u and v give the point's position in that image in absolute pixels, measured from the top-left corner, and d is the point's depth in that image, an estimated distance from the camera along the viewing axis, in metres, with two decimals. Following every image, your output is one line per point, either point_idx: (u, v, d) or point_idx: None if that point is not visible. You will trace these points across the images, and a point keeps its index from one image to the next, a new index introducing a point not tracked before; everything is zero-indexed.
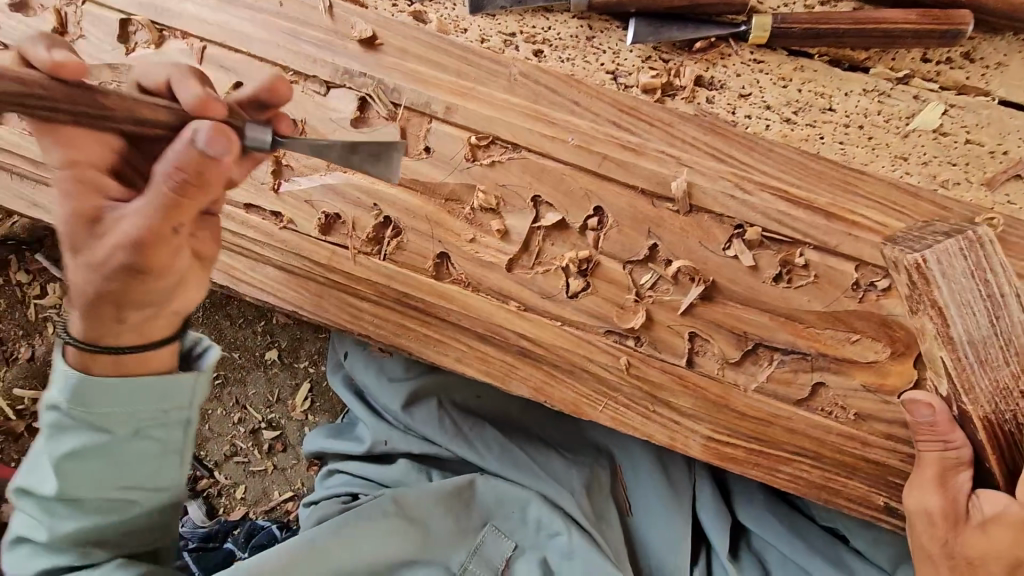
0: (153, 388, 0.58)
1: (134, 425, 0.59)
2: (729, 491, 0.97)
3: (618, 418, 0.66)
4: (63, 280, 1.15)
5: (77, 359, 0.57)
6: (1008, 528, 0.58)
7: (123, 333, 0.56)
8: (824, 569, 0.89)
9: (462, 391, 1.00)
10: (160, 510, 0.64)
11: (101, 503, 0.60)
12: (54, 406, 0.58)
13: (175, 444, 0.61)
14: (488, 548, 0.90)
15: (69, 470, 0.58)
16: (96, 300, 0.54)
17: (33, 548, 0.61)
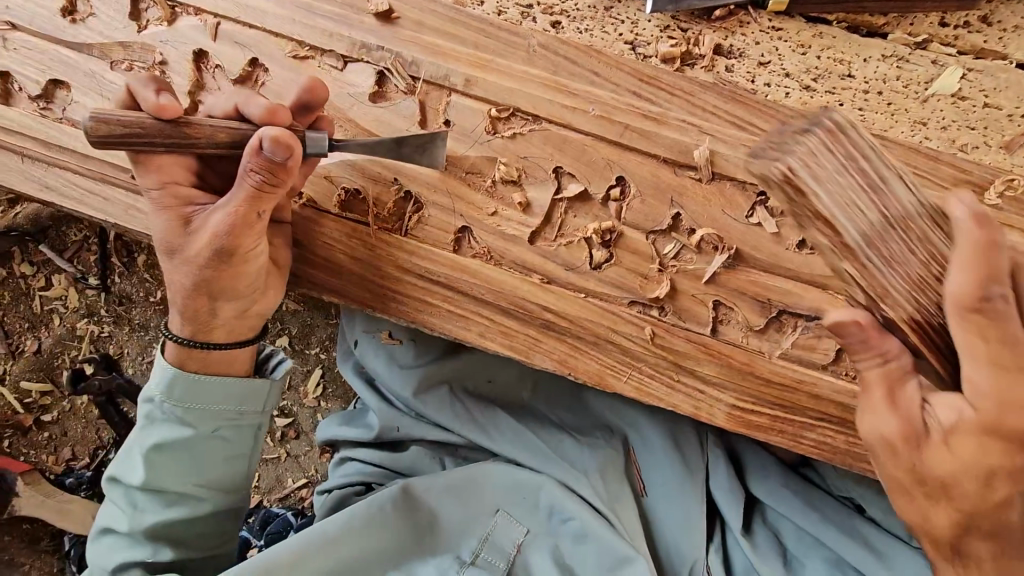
0: (231, 389, 0.71)
1: (215, 421, 0.71)
2: (743, 465, 0.92)
3: (642, 388, 0.66)
4: (69, 270, 1.14)
5: (174, 355, 0.70)
6: (969, 439, 0.47)
7: (213, 321, 0.67)
8: (839, 539, 0.85)
9: (474, 376, 0.95)
10: (226, 507, 0.75)
11: (180, 494, 0.72)
12: (150, 400, 0.70)
13: (245, 442, 0.74)
14: (499, 535, 0.85)
15: (157, 461, 0.70)
16: (191, 293, 0.65)
17: (117, 539, 0.73)
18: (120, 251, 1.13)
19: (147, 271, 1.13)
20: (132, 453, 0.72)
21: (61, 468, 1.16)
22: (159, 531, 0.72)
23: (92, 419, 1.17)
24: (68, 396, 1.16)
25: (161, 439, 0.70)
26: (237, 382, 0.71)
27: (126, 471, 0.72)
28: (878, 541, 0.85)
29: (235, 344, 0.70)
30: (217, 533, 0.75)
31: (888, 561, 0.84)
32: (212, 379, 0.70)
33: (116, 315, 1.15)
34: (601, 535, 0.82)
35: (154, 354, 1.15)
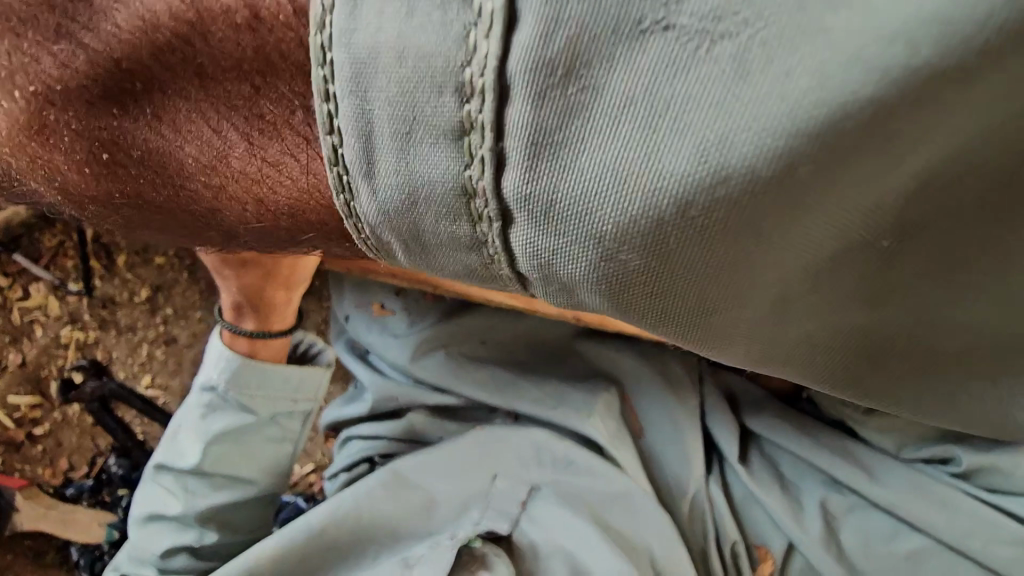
0: (287, 380, 0.84)
1: (273, 409, 0.84)
2: (738, 401, 0.96)
3: (640, 321, 0.74)
4: (47, 278, 1.12)
5: (246, 346, 0.83)
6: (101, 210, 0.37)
7: (288, 300, 0.82)
8: (832, 461, 0.88)
9: (467, 340, 0.96)
10: (264, 493, 0.88)
11: (233, 477, 0.85)
12: (212, 389, 0.82)
13: (295, 428, 0.88)
14: (501, 498, 0.86)
15: (218, 447, 0.83)
16: (270, 289, 0.79)
17: (167, 523, 0.85)
18: (99, 254, 1.13)
19: (129, 271, 1.13)
20: (189, 442, 0.83)
21: (60, 480, 1.11)
22: (210, 512, 0.84)
23: (86, 426, 1.13)
24: (60, 406, 1.12)
25: (224, 427, 0.82)
26: (295, 375, 0.84)
27: (181, 458, 0.84)
28: (870, 460, 0.87)
29: (291, 326, 0.85)
30: (257, 514, 0.89)
31: (876, 476, 0.86)
32: (272, 373, 0.83)
33: (100, 319, 1.13)
34: (611, 482, 0.85)
35: (144, 354, 1.14)
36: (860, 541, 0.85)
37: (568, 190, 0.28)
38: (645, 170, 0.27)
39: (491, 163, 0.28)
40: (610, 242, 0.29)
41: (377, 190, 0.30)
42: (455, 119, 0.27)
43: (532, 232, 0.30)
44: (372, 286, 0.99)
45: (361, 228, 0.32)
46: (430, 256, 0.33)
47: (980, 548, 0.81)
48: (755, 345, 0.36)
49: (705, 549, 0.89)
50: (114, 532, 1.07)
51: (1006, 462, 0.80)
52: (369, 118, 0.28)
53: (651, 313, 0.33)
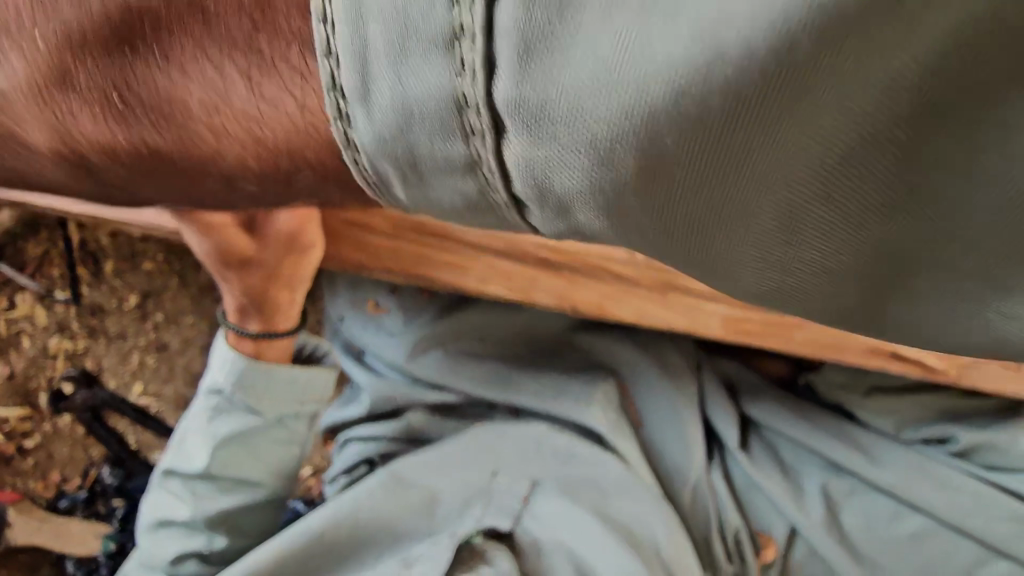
0: (293, 383, 0.82)
1: (281, 411, 0.83)
2: (738, 389, 0.96)
3: (639, 310, 0.75)
4: (33, 287, 1.10)
5: (250, 348, 0.80)
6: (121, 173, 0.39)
7: (288, 302, 0.80)
8: (832, 445, 0.88)
9: (464, 336, 0.95)
10: (268, 499, 0.88)
11: (240, 481, 0.85)
12: (219, 392, 0.81)
13: (302, 430, 0.87)
14: (501, 496, 0.85)
15: (225, 450, 0.83)
16: (269, 288, 0.78)
17: (175, 529, 0.84)
18: (86, 261, 1.11)
19: (117, 278, 1.12)
20: (196, 446, 0.83)
21: (52, 493, 1.09)
22: (220, 516, 0.84)
23: (79, 437, 1.10)
24: (50, 417, 1.10)
25: (232, 429, 0.82)
26: (302, 377, 0.83)
27: (188, 462, 0.84)
28: (870, 443, 0.87)
29: (294, 328, 0.81)
30: (267, 517, 0.89)
31: (876, 458, 0.86)
32: (278, 376, 0.81)
33: (89, 328, 1.11)
34: (615, 475, 0.85)
35: (135, 361, 1.12)
36: (862, 523, 0.86)
37: (557, 90, 0.27)
38: (631, 57, 0.26)
39: (484, 67, 0.28)
40: (598, 146, 0.28)
41: (372, 111, 0.31)
42: (447, 26, 0.28)
43: (524, 142, 0.29)
44: (365, 285, 0.97)
45: (353, 156, 0.33)
46: (428, 186, 0.33)
47: (981, 526, 0.81)
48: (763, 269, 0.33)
49: (707, 538, 0.88)
50: (110, 543, 1.05)
51: (1001, 438, 0.81)
52: (355, 31, 0.29)
53: (639, 231, 0.32)
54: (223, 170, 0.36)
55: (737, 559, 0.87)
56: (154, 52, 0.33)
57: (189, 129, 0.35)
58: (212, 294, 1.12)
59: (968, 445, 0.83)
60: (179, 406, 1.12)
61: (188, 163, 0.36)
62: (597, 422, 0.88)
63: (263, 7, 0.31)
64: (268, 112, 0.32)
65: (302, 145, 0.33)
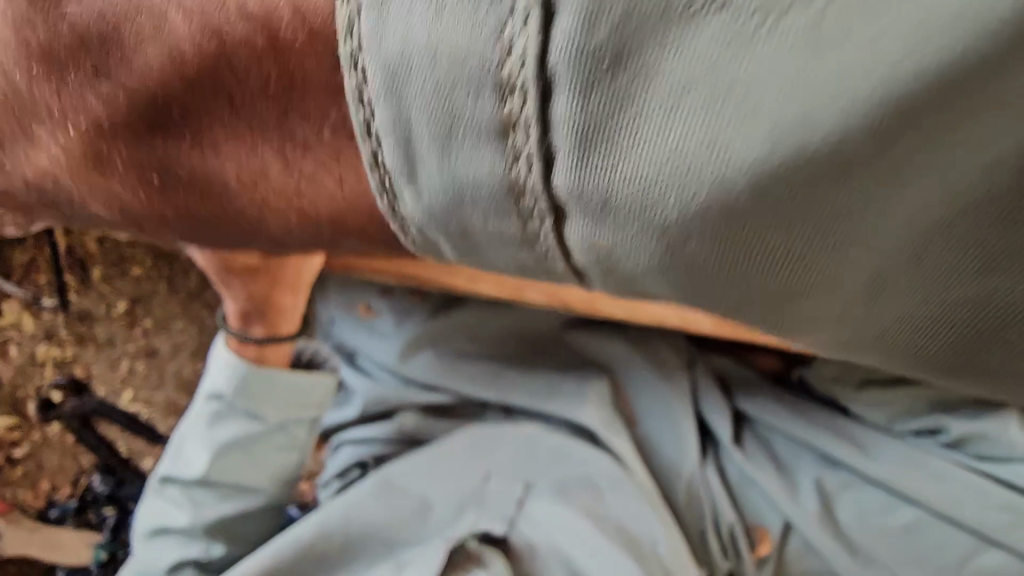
0: (295, 388, 0.82)
1: (283, 417, 0.83)
2: (730, 384, 0.95)
3: (629, 306, 0.76)
4: (19, 294, 1.09)
5: (253, 354, 0.80)
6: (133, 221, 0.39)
7: (290, 311, 0.80)
8: (825, 439, 0.88)
9: (455, 335, 0.94)
10: (263, 506, 0.86)
11: (239, 486, 0.84)
12: (219, 397, 0.81)
13: (303, 437, 0.86)
14: (497, 496, 0.85)
15: (225, 457, 0.82)
16: (277, 298, 0.77)
17: (174, 536, 0.84)
18: (73, 267, 1.10)
19: (105, 284, 1.11)
20: (196, 452, 0.83)
21: (42, 503, 1.07)
22: (219, 524, 0.84)
23: (69, 446, 1.09)
24: (38, 426, 1.09)
25: (233, 434, 0.81)
26: (304, 382, 0.83)
27: (187, 469, 0.83)
28: (863, 436, 0.88)
29: (296, 334, 0.82)
30: (262, 524, 0.88)
31: (869, 452, 0.87)
32: (281, 381, 0.81)
33: (78, 335, 1.10)
34: (610, 476, 0.85)
35: (125, 368, 1.11)
36: (855, 516, 0.86)
37: (625, 184, 0.28)
38: (725, 140, 0.26)
39: (542, 152, 0.28)
40: (684, 233, 0.28)
41: (420, 188, 0.31)
42: (496, 116, 0.28)
43: (590, 224, 0.29)
44: (355, 287, 0.97)
45: (407, 227, 0.33)
46: (484, 253, 0.32)
47: (973, 516, 0.82)
48: (874, 336, 0.34)
49: (702, 534, 0.88)
50: (102, 552, 1.03)
51: (991, 428, 0.82)
52: (407, 121, 0.29)
53: (727, 310, 0.32)
54: (272, 235, 0.36)
55: (732, 555, 0.88)
56: (188, 133, 0.34)
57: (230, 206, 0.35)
58: (201, 299, 1.12)
59: (959, 437, 0.84)
60: (170, 412, 1.11)
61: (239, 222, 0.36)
62: (590, 420, 0.88)
63: (293, 78, 0.31)
64: (308, 184, 0.33)
65: (350, 213, 0.33)
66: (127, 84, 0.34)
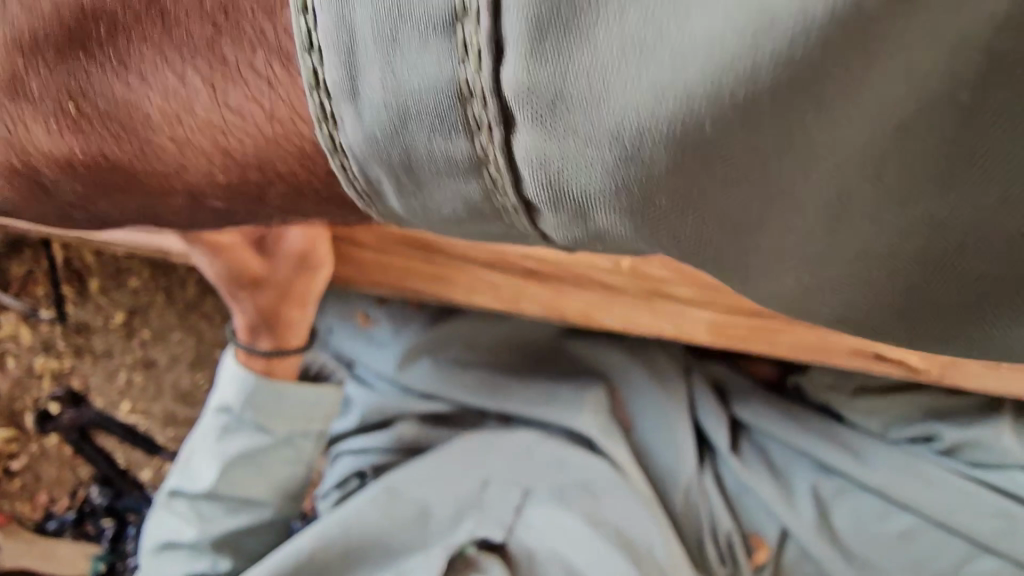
0: (302, 400, 0.83)
1: (290, 430, 0.83)
2: (727, 392, 0.96)
3: (625, 317, 0.77)
4: (16, 308, 1.10)
5: (262, 365, 0.81)
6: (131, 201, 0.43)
7: (294, 331, 0.82)
8: (821, 445, 0.88)
9: (451, 344, 0.95)
10: (266, 520, 0.86)
11: (245, 500, 0.84)
12: (228, 410, 0.82)
13: (309, 450, 0.86)
14: (496, 505, 0.85)
15: (231, 471, 0.83)
16: (279, 308, 0.82)
17: (179, 551, 0.84)
18: (70, 278, 1.11)
19: (102, 295, 1.11)
20: (204, 466, 0.83)
21: (39, 514, 1.07)
22: (225, 537, 0.84)
23: (66, 457, 1.09)
24: (37, 438, 1.09)
25: (243, 447, 0.82)
26: (312, 395, 0.83)
27: (193, 483, 0.84)
28: (859, 443, 0.88)
29: (300, 348, 0.83)
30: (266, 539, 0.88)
31: (863, 458, 0.87)
32: (288, 394, 0.82)
33: (75, 347, 1.11)
34: (609, 484, 0.85)
35: (123, 380, 1.11)
36: (852, 523, 0.87)
37: (571, 79, 0.28)
38: (672, 21, 0.27)
39: (489, 47, 0.29)
40: (632, 150, 0.29)
41: (361, 109, 0.32)
42: (446, 7, 0.28)
43: (535, 136, 0.30)
44: (352, 296, 0.97)
45: (348, 163, 0.34)
46: (425, 192, 0.34)
47: (966, 521, 0.82)
48: (817, 240, 0.36)
49: (699, 541, 0.89)
50: (101, 564, 1.03)
51: (981, 435, 0.83)
52: (349, 10, 0.30)
53: (665, 238, 0.34)
54: (188, 185, 0.39)
55: (729, 562, 0.88)
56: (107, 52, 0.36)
57: (143, 143, 0.38)
58: (197, 310, 1.11)
59: (952, 444, 0.84)
60: (167, 423, 1.11)
61: (155, 180, 0.40)
62: (587, 426, 0.88)
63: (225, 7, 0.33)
64: (236, 120, 0.35)
65: (269, 153, 0.35)
66: (41, 36, 0.38)
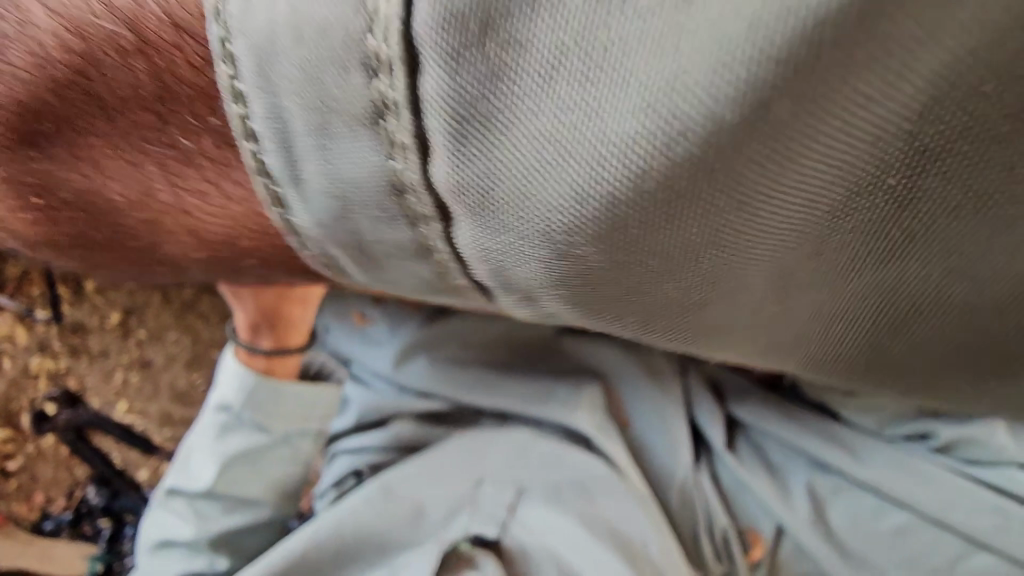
0: (302, 397, 0.83)
1: (289, 428, 0.84)
2: (722, 389, 0.96)
3: None
4: (13, 308, 1.10)
5: (262, 364, 0.81)
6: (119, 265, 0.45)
7: (296, 333, 0.82)
8: (816, 443, 0.88)
9: (448, 343, 0.95)
10: (264, 519, 0.86)
11: (243, 498, 0.84)
12: (226, 408, 0.82)
13: (308, 448, 0.86)
14: (490, 504, 0.85)
15: (229, 469, 0.83)
16: (278, 316, 0.79)
17: (176, 550, 0.84)
18: (67, 279, 1.11)
19: (99, 295, 1.11)
20: (202, 464, 0.83)
21: (35, 514, 1.07)
22: (222, 537, 0.84)
23: (62, 458, 1.09)
24: (33, 439, 1.08)
25: (241, 446, 0.82)
26: (311, 393, 0.83)
27: (192, 481, 0.84)
28: (853, 440, 0.88)
29: (302, 347, 0.83)
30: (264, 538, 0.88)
31: (858, 455, 0.87)
32: (287, 392, 0.82)
33: (72, 347, 1.10)
34: (606, 481, 0.85)
35: (119, 380, 1.11)
36: (847, 520, 0.87)
37: (503, 179, 0.31)
38: (583, 137, 0.29)
39: (416, 146, 0.31)
40: (563, 237, 0.32)
41: (306, 194, 0.34)
42: (370, 101, 0.30)
43: (475, 227, 0.33)
44: (349, 296, 0.97)
45: (303, 241, 0.37)
46: (386, 269, 0.37)
47: (962, 518, 0.83)
48: (754, 303, 0.39)
49: (695, 538, 0.89)
50: (99, 563, 1.03)
51: (977, 433, 0.82)
52: (283, 113, 0.31)
53: (620, 310, 0.37)
54: (169, 257, 0.43)
55: (725, 558, 0.88)
56: (58, 142, 0.37)
57: (122, 223, 0.40)
58: (194, 310, 1.12)
59: (947, 442, 0.84)
60: (164, 423, 1.11)
61: (138, 256, 0.43)
62: (584, 424, 0.88)
63: (160, 96, 0.33)
64: (198, 206, 0.38)
65: (233, 236, 0.39)
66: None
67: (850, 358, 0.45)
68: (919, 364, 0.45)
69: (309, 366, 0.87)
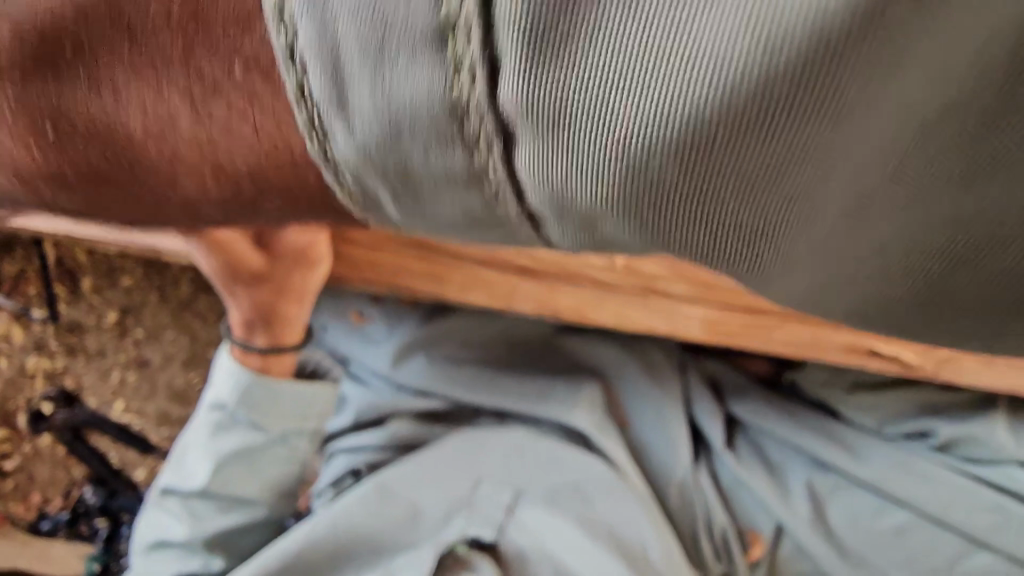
0: (298, 396, 0.82)
1: (285, 428, 0.83)
2: (721, 387, 0.95)
3: (620, 314, 0.77)
4: (10, 307, 1.10)
5: (258, 362, 0.81)
6: (126, 209, 0.38)
7: (289, 329, 0.81)
8: (816, 442, 0.88)
9: (447, 341, 0.94)
10: (260, 520, 0.86)
11: (239, 498, 0.84)
12: (222, 406, 0.82)
13: (305, 447, 0.86)
14: (486, 505, 0.85)
15: (225, 468, 0.82)
16: (270, 305, 0.79)
17: (171, 551, 0.84)
18: (62, 277, 1.10)
19: (95, 294, 1.10)
20: (197, 463, 0.83)
21: (34, 514, 1.08)
22: (218, 537, 0.84)
23: (59, 457, 1.08)
24: (30, 438, 1.09)
25: (237, 445, 0.82)
26: (307, 392, 0.83)
27: (188, 480, 0.83)
28: (854, 439, 0.88)
29: (297, 344, 0.81)
30: (262, 537, 0.88)
31: (860, 454, 0.87)
32: (282, 391, 0.81)
33: (68, 346, 1.10)
34: (604, 481, 0.85)
35: (117, 379, 1.10)
36: (847, 519, 0.87)
37: (584, 90, 0.26)
38: (677, 32, 0.25)
39: (484, 67, 0.26)
40: (648, 158, 0.27)
41: (353, 122, 0.29)
42: (436, 16, 0.26)
43: (542, 153, 0.28)
44: (347, 293, 0.95)
45: (341, 177, 0.32)
46: (424, 200, 0.32)
47: (961, 517, 0.83)
48: (841, 226, 0.35)
49: (694, 537, 0.89)
50: (95, 564, 1.02)
51: (979, 431, 0.83)
52: (332, 21, 0.27)
53: (696, 243, 0.32)
54: (185, 200, 0.36)
55: (724, 557, 0.88)
56: (82, 67, 0.32)
57: (141, 157, 0.34)
58: (191, 309, 1.10)
59: (946, 440, 0.85)
60: (162, 423, 1.10)
61: (152, 199, 0.36)
62: (582, 422, 0.88)
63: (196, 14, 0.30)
64: (224, 135, 0.32)
65: (263, 172, 0.33)
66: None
67: (927, 302, 0.41)
68: (993, 311, 0.41)
69: (306, 365, 0.86)
